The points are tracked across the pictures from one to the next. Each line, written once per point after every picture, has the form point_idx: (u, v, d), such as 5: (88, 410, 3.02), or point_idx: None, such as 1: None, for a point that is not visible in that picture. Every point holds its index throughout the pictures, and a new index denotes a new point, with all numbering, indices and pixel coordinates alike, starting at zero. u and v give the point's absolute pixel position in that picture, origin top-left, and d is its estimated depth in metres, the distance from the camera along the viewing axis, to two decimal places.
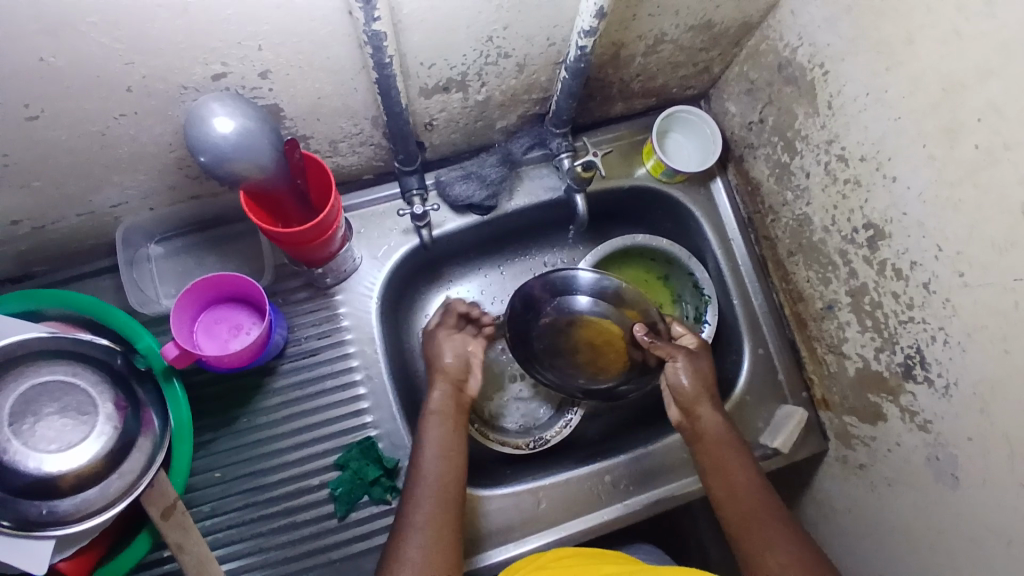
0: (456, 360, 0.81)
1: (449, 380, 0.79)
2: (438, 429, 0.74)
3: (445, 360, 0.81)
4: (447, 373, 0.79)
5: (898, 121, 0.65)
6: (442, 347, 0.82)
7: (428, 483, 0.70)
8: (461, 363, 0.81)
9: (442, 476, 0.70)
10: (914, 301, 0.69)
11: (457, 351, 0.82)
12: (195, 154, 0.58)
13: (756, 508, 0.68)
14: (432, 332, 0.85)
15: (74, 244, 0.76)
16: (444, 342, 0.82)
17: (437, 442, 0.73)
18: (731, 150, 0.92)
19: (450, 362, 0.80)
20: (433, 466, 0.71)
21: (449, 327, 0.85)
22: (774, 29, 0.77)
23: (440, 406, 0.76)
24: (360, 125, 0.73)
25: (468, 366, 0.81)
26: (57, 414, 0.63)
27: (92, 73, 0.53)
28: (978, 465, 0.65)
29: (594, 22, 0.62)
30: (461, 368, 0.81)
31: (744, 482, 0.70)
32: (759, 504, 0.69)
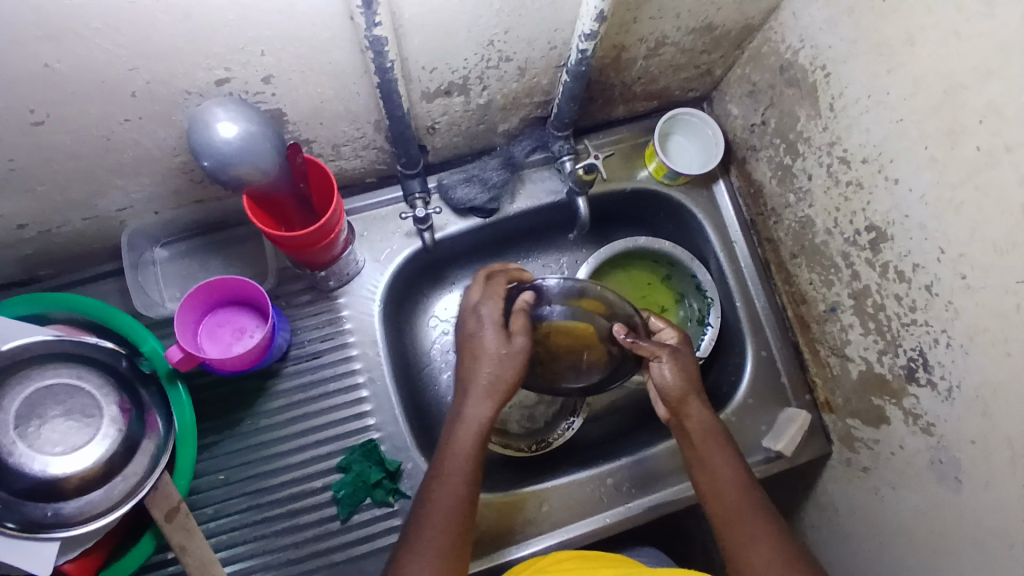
0: (508, 363, 0.69)
1: (493, 388, 0.68)
2: (465, 443, 0.67)
3: (496, 368, 0.68)
4: (483, 381, 0.68)
5: (899, 123, 0.65)
6: (494, 349, 0.69)
7: (443, 505, 0.65)
8: (505, 372, 0.69)
9: (458, 496, 0.65)
10: (917, 303, 0.69)
11: (512, 354, 0.69)
12: (198, 159, 0.59)
13: (743, 502, 0.67)
14: (487, 326, 0.70)
15: (80, 247, 0.77)
16: (492, 341, 0.69)
17: (460, 459, 0.67)
18: (733, 152, 0.92)
19: (496, 369, 0.69)
20: (455, 478, 0.66)
21: (502, 326, 0.70)
22: (776, 31, 0.77)
23: (475, 417, 0.68)
24: (363, 129, 0.74)
25: (511, 377, 0.69)
26: (61, 417, 0.64)
27: (96, 78, 0.53)
28: (981, 468, 0.65)
29: (594, 25, 0.63)
30: (507, 379, 0.69)
31: (726, 471, 0.70)
32: (747, 497, 0.68)
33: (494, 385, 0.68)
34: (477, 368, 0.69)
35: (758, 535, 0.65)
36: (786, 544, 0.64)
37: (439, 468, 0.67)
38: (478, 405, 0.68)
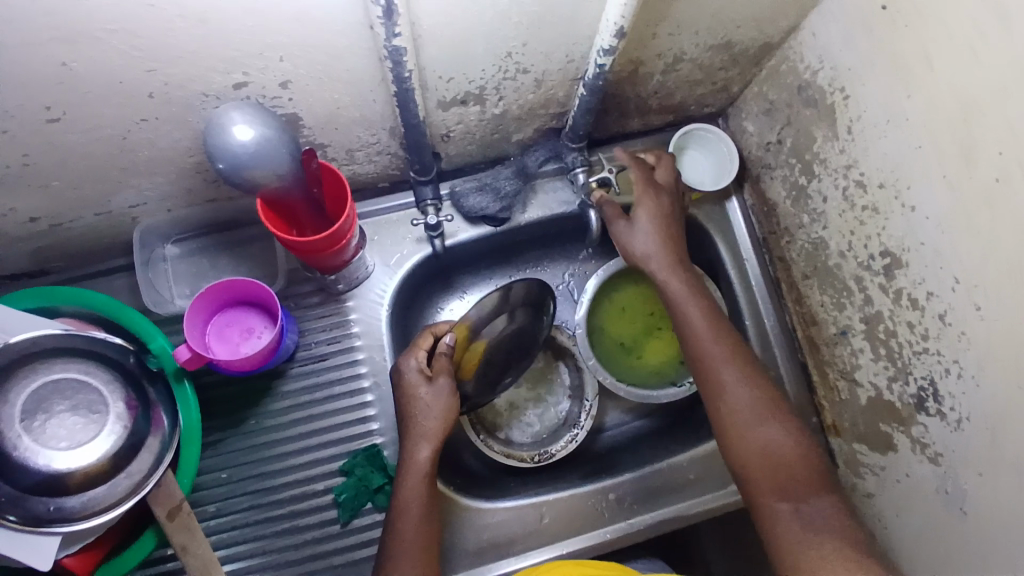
0: (443, 407, 0.74)
1: (433, 434, 0.73)
2: (417, 489, 0.71)
3: (428, 415, 0.73)
4: (424, 430, 0.73)
5: (918, 149, 0.65)
6: (423, 395, 0.73)
7: (408, 550, 0.68)
8: (440, 416, 0.73)
9: (421, 539, 0.69)
10: (930, 331, 0.68)
11: (440, 396, 0.74)
12: (214, 161, 0.59)
13: (755, 430, 0.70)
14: (408, 375, 0.75)
15: (91, 242, 0.77)
16: (424, 392, 0.74)
17: (418, 505, 0.70)
18: (747, 169, 0.91)
19: (431, 417, 0.73)
20: (415, 525, 0.70)
21: (422, 374, 0.74)
22: (795, 51, 0.77)
23: (423, 464, 0.72)
24: (377, 136, 0.74)
25: (446, 418, 0.73)
26: (68, 412, 0.65)
27: (113, 79, 0.54)
28: (987, 499, 0.64)
29: (613, 41, 0.63)
30: (443, 419, 0.73)
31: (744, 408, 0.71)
32: (763, 427, 0.70)
33: (434, 430, 0.73)
34: (420, 418, 0.73)
35: (781, 464, 0.68)
36: (810, 473, 0.67)
37: (397, 515, 0.70)
38: (424, 453, 0.72)
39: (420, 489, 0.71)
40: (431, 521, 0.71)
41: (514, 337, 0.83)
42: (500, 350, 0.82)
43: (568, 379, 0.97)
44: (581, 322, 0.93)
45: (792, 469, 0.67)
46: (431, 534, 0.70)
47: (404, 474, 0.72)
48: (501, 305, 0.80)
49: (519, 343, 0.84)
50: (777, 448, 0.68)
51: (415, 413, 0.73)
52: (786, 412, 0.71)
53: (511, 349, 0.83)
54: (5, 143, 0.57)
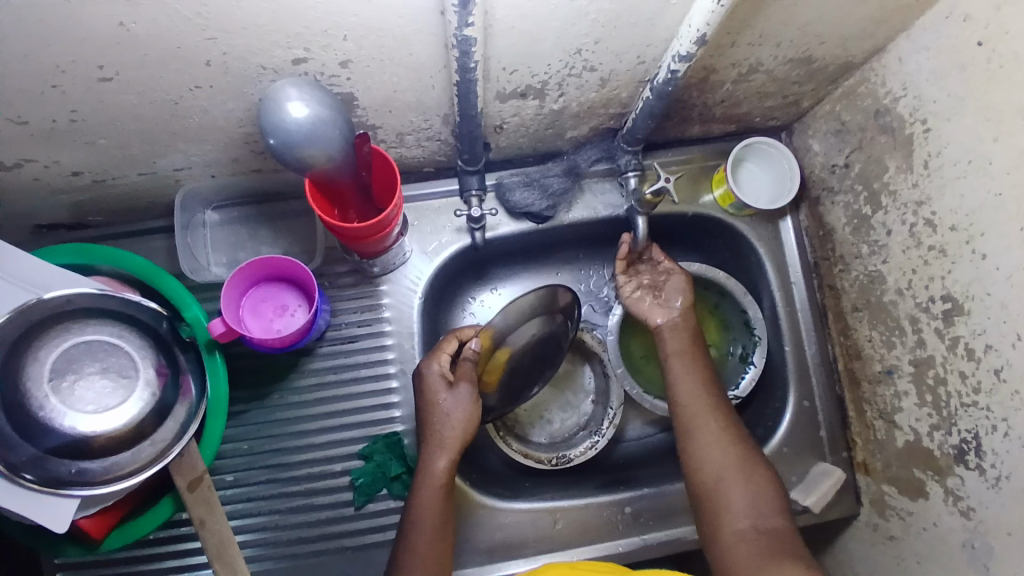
0: (463, 413, 0.73)
1: (451, 441, 0.71)
2: (432, 500, 0.70)
3: (447, 424, 0.72)
4: (443, 441, 0.72)
5: (998, 196, 0.61)
6: (444, 400, 0.73)
7: (420, 562, 0.67)
8: (459, 426, 0.72)
9: (433, 552, 0.68)
10: (982, 384, 0.65)
11: (460, 406, 0.73)
12: (265, 136, 0.57)
13: (736, 481, 0.69)
14: (429, 379, 0.74)
15: (132, 201, 0.76)
16: (444, 397, 0.73)
17: (432, 517, 0.69)
18: (807, 189, 0.87)
19: (450, 424, 0.72)
20: (428, 538, 0.68)
21: (444, 379, 0.73)
22: (877, 73, 0.72)
23: (440, 475, 0.71)
24: (430, 121, 0.71)
25: (466, 428, 0.72)
26: (98, 374, 0.65)
27: (172, 44, 0.52)
28: (1015, 563, 0.62)
29: (691, 48, 0.59)
30: (462, 430, 0.72)
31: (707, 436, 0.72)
32: (712, 438, 0.72)
33: (452, 442, 0.71)
34: (440, 427, 0.72)
35: (759, 524, 0.66)
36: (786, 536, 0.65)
37: (410, 525, 0.69)
38: (441, 464, 0.71)
39: (436, 499, 0.70)
40: (444, 534, 0.69)
41: (538, 344, 0.83)
42: (524, 357, 0.82)
43: (593, 384, 0.95)
44: (614, 328, 0.90)
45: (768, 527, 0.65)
46: (444, 546, 0.69)
47: (420, 485, 0.71)
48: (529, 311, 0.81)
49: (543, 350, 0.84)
50: (723, 465, 0.70)
51: (433, 421, 0.72)
52: (763, 471, 0.70)
53: (535, 355, 0.83)
54: (55, 97, 0.55)
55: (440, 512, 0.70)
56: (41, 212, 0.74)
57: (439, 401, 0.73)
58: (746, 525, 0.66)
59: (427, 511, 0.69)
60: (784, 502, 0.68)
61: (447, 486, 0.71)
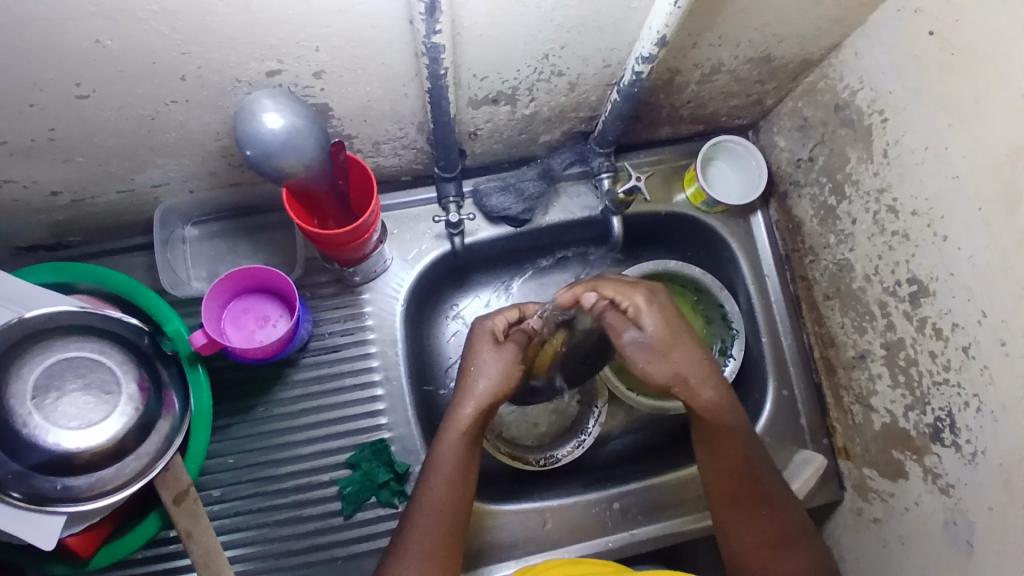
0: (498, 362, 0.74)
1: (482, 390, 0.72)
2: (453, 447, 0.70)
3: (484, 374, 0.73)
4: (476, 390, 0.72)
5: (955, 179, 0.64)
6: (485, 353, 0.74)
7: (435, 502, 0.68)
8: (493, 378, 0.73)
9: (447, 495, 0.69)
10: (952, 362, 0.67)
11: (502, 361, 0.74)
12: (242, 148, 0.58)
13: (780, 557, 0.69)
14: (481, 331, 0.76)
15: (111, 219, 0.77)
16: (482, 347, 0.74)
17: (449, 462, 0.70)
18: (775, 184, 0.90)
19: (487, 373, 0.73)
20: (442, 486, 0.69)
21: (493, 336, 0.76)
22: (834, 69, 0.75)
23: (464, 422, 0.71)
24: (405, 130, 0.73)
25: (503, 383, 0.73)
26: (80, 391, 0.65)
27: (148, 59, 0.53)
28: (994, 536, 0.64)
29: (653, 49, 0.61)
30: (497, 385, 0.73)
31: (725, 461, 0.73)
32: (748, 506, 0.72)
33: (484, 392, 0.72)
34: (472, 376, 0.73)
35: None
36: None
37: (429, 467, 0.70)
38: (466, 412, 0.71)
39: (457, 446, 0.70)
40: (462, 484, 0.70)
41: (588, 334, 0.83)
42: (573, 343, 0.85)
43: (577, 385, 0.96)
44: None
45: None
46: (461, 491, 0.70)
47: (444, 430, 0.71)
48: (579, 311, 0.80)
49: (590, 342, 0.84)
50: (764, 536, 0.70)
51: (469, 369, 0.74)
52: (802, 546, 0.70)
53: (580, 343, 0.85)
54: (33, 115, 0.56)
55: (460, 461, 0.70)
56: (19, 233, 0.74)
57: (478, 347, 0.75)
58: None
59: (447, 456, 0.70)
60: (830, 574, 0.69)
61: (471, 437, 0.71)
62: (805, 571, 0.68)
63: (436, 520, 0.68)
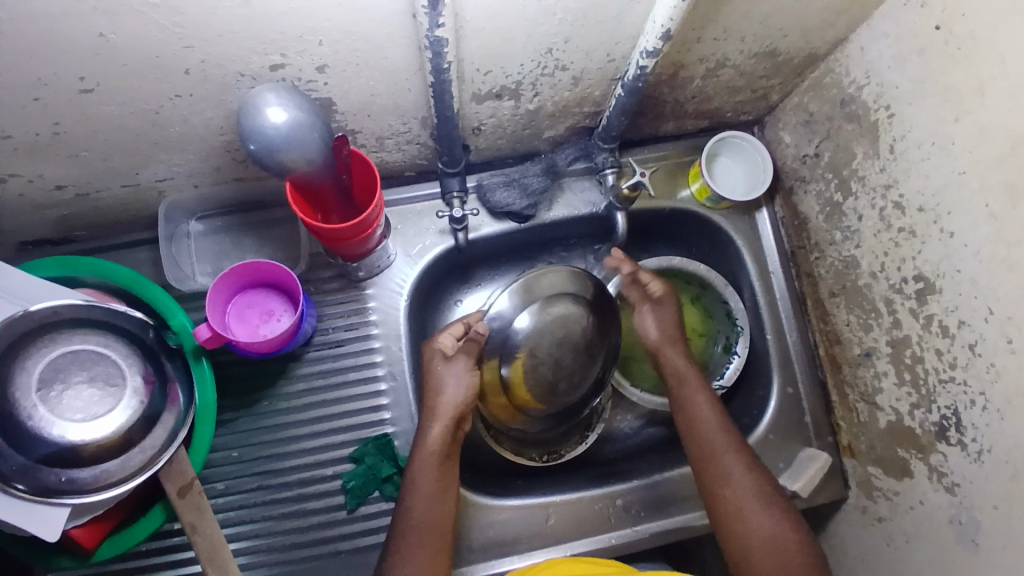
0: (458, 381, 0.74)
1: (449, 408, 0.73)
2: (428, 464, 0.71)
3: (446, 391, 0.74)
4: (439, 409, 0.73)
5: (961, 175, 0.63)
6: (441, 372, 0.74)
7: (417, 517, 0.69)
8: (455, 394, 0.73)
9: (429, 509, 0.70)
10: (958, 360, 0.67)
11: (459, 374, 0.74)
12: (246, 141, 0.58)
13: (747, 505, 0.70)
14: (430, 352, 0.75)
15: (116, 213, 0.77)
16: (438, 367, 0.74)
17: (426, 478, 0.71)
18: (780, 180, 0.89)
19: (449, 391, 0.74)
20: (423, 507, 0.70)
21: (443, 353, 0.75)
22: (840, 64, 0.75)
23: (434, 441, 0.72)
24: (409, 125, 0.73)
25: (466, 395, 0.74)
26: (85, 383, 0.65)
27: (151, 54, 0.53)
28: (1000, 533, 0.63)
29: (658, 43, 0.61)
30: (461, 398, 0.74)
31: (734, 477, 0.72)
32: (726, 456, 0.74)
33: (445, 410, 0.73)
34: (435, 395, 0.74)
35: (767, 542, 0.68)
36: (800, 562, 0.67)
37: (407, 491, 0.71)
38: (434, 432, 0.72)
39: (431, 466, 0.71)
40: (441, 501, 0.71)
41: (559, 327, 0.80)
42: (545, 338, 0.80)
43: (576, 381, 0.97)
44: None
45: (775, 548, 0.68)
46: (441, 505, 0.71)
47: (416, 454, 0.72)
48: (540, 300, 0.79)
49: (572, 339, 0.81)
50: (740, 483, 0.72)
51: (430, 388, 0.74)
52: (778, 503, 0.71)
53: (559, 338, 0.81)
54: (38, 110, 0.56)
55: (435, 479, 0.71)
56: (24, 228, 0.75)
57: (433, 367, 0.74)
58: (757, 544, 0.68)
59: (423, 472, 0.71)
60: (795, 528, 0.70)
61: (442, 455, 0.72)
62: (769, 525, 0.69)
63: (421, 534, 0.69)
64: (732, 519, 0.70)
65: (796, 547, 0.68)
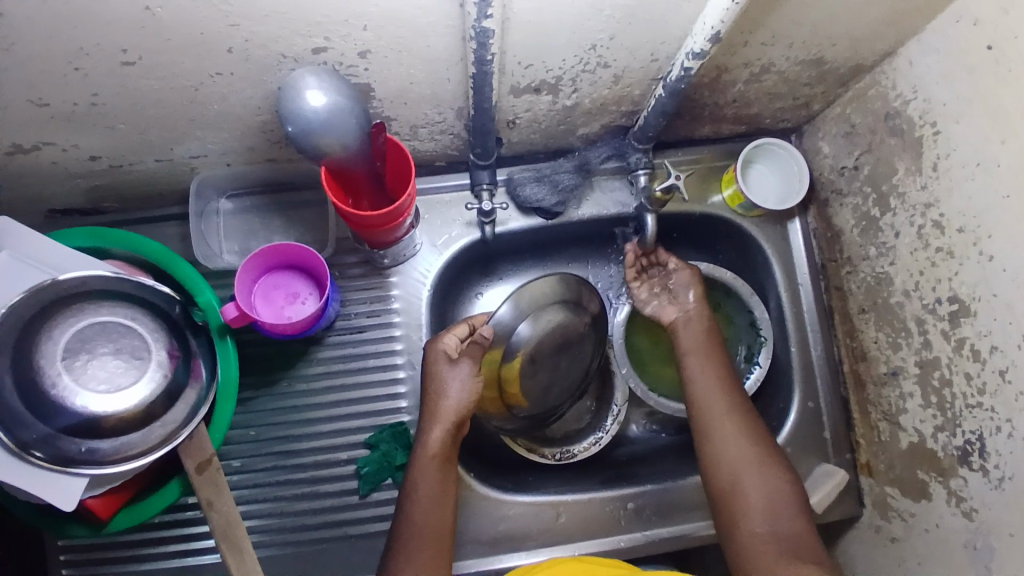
0: (461, 384, 0.73)
1: (449, 411, 0.72)
2: (428, 469, 0.71)
3: (447, 395, 0.73)
4: (440, 412, 0.73)
5: (1005, 198, 0.62)
6: (444, 374, 0.73)
7: (416, 521, 0.69)
8: (457, 398, 0.73)
9: (428, 515, 0.70)
10: (987, 386, 0.65)
11: (461, 376, 0.73)
12: (284, 124, 0.58)
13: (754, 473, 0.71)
14: (433, 352, 0.74)
15: (148, 187, 0.77)
16: (439, 369, 0.73)
17: (425, 484, 0.71)
18: (816, 191, 0.88)
19: (450, 393, 0.73)
20: (423, 510, 0.70)
21: (447, 355, 0.73)
22: (887, 76, 0.73)
23: (434, 445, 0.72)
24: (444, 114, 0.72)
25: (468, 399, 0.73)
26: (111, 355, 0.67)
27: (195, 30, 0.53)
28: (1017, 564, 0.62)
29: (705, 46, 0.60)
30: (463, 402, 0.73)
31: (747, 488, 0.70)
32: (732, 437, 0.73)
33: (447, 413, 0.72)
34: (436, 398, 0.73)
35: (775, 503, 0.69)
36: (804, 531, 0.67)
37: (408, 493, 0.71)
38: (435, 434, 0.72)
39: (433, 469, 0.71)
40: (441, 504, 0.71)
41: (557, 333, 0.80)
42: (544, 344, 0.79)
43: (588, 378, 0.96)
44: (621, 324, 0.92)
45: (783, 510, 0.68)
46: (439, 511, 0.70)
47: (415, 456, 0.72)
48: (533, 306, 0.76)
49: (563, 341, 0.81)
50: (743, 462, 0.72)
51: (430, 391, 0.73)
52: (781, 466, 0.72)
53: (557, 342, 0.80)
54: (80, 80, 0.57)
55: (436, 480, 0.71)
56: (57, 196, 0.76)
57: (434, 368, 0.73)
58: (764, 529, 0.67)
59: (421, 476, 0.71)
60: (801, 506, 0.69)
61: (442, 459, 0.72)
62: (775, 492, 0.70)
63: (419, 539, 0.68)
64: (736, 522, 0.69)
65: (797, 514, 0.68)
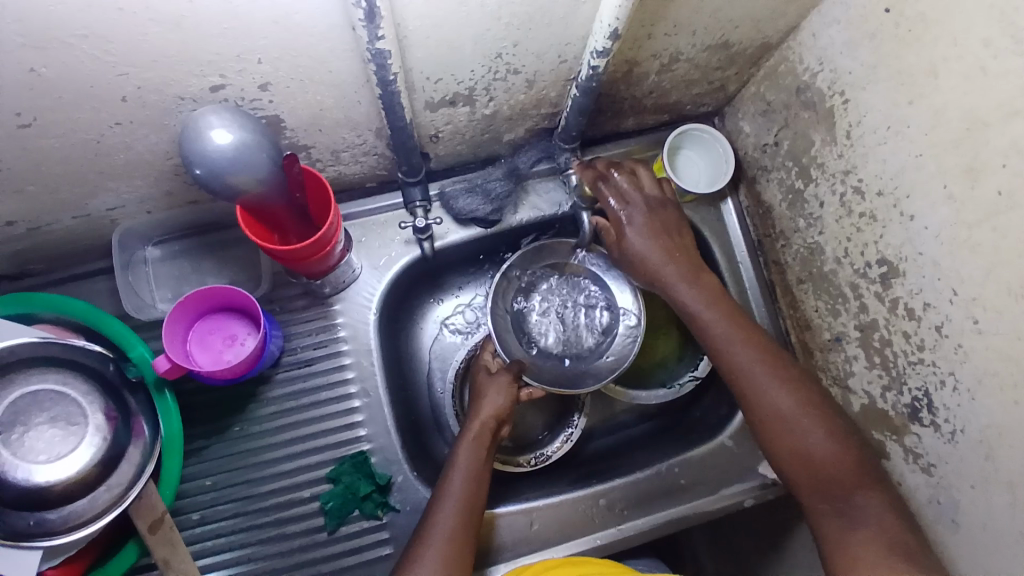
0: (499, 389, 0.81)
1: (492, 428, 0.77)
2: (473, 450, 0.75)
3: (495, 397, 0.80)
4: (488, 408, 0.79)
5: (918, 157, 0.63)
6: (483, 383, 0.82)
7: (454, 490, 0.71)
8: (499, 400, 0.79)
9: (457, 523, 0.69)
10: (926, 341, 0.67)
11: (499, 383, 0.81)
12: (190, 167, 0.56)
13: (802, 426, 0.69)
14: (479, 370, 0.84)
15: (68, 245, 0.75)
16: (484, 376, 0.83)
17: (461, 487, 0.71)
18: (743, 170, 0.90)
19: (488, 403, 0.79)
20: (462, 479, 0.72)
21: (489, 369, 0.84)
22: (794, 51, 0.75)
23: (486, 429, 0.77)
24: (364, 137, 0.72)
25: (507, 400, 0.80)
26: (46, 424, 0.64)
27: (85, 84, 0.51)
28: (979, 512, 0.64)
29: (607, 43, 0.60)
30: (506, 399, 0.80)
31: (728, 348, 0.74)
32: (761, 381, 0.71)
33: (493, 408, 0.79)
34: (479, 399, 0.80)
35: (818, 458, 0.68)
36: (854, 474, 0.66)
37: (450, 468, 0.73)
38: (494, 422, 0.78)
39: (473, 450, 0.75)
40: (479, 483, 0.73)
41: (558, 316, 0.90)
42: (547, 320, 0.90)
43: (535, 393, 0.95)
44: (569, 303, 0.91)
45: (824, 469, 0.67)
46: (470, 512, 0.70)
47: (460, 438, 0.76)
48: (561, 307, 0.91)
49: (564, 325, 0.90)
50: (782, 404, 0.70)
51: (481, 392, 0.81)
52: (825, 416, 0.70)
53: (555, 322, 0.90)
54: None
55: (478, 461, 0.74)
56: None
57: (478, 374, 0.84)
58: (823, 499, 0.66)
59: (460, 475, 0.72)
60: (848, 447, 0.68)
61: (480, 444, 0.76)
62: (827, 440, 0.68)
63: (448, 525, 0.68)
64: (788, 460, 0.69)
65: (853, 475, 0.66)
